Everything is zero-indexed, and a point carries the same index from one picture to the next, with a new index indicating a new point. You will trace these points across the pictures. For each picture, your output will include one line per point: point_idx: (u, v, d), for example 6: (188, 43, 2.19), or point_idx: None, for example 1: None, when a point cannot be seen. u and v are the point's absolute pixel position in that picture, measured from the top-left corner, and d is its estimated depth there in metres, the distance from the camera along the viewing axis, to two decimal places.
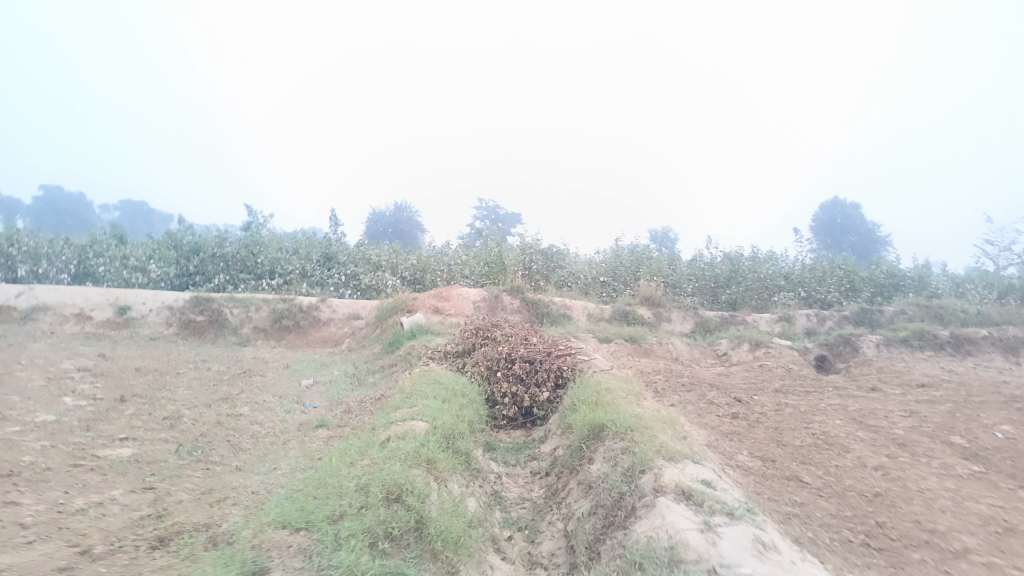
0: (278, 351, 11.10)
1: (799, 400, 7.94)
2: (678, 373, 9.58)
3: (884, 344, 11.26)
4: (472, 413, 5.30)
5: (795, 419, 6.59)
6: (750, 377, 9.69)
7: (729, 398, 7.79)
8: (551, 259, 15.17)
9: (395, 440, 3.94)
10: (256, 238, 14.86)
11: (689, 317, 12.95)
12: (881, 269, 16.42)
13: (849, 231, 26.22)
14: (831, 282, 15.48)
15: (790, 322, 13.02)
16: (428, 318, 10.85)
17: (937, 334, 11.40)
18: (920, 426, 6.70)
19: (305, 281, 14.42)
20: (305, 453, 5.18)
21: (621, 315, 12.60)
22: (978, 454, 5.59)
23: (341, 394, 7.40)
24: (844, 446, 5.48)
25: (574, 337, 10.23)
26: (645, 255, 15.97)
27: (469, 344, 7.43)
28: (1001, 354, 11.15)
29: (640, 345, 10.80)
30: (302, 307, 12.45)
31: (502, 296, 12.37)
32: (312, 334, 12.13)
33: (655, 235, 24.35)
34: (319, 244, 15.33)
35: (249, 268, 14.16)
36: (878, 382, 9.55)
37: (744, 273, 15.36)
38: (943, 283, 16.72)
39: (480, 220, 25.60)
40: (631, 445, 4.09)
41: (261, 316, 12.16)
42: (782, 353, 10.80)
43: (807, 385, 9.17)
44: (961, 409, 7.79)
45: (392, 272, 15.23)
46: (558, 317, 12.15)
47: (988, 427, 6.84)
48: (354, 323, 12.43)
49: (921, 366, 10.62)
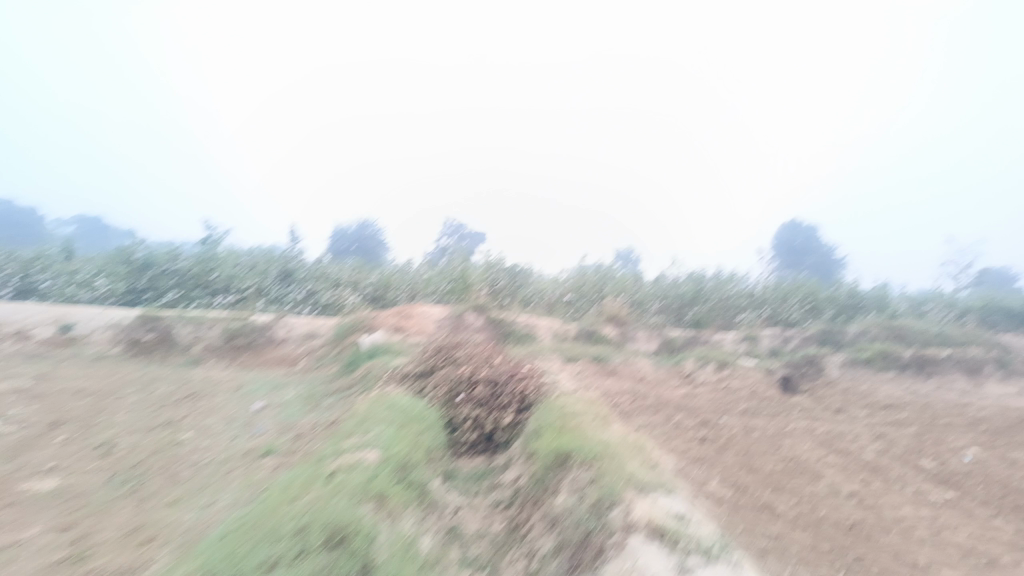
0: (230, 372, 10.63)
1: (767, 422, 7.79)
2: (644, 394, 9.38)
3: (848, 364, 11.27)
4: (430, 440, 5.00)
5: (765, 443, 6.41)
6: (716, 398, 9.54)
7: (696, 421, 7.60)
8: (516, 277, 14.95)
9: (342, 472, 3.63)
10: (211, 254, 14.32)
11: (654, 336, 12.80)
12: (843, 290, 16.55)
13: (808, 252, 26.57)
14: (794, 302, 15.54)
15: (755, 341, 12.94)
16: (388, 336, 10.51)
17: (900, 354, 11.43)
18: (890, 450, 6.57)
19: (261, 299, 13.93)
20: (247, 483, 4.82)
21: (586, 335, 12.40)
22: (950, 480, 5.46)
23: (293, 417, 7.02)
24: (816, 472, 5.29)
25: (539, 357, 9.99)
26: (611, 274, 15.86)
27: (429, 365, 7.11)
28: (962, 376, 11.21)
29: (605, 365, 10.59)
30: (257, 326, 11.99)
31: (465, 314, 12.08)
32: (267, 353, 11.67)
33: (620, 253, 24.39)
34: (278, 260, 14.88)
35: (203, 285, 13.62)
36: (844, 403, 9.48)
37: (709, 292, 15.33)
38: (903, 303, 16.94)
39: (445, 237, 25.35)
40: (599, 475, 3.83)
41: (214, 334, 11.66)
42: (747, 374, 10.70)
43: (774, 407, 9.04)
44: (927, 432, 7.72)
45: (353, 290, 14.84)
46: (523, 336, 11.90)
47: (957, 451, 6.75)
48: (312, 342, 12.01)
49: (885, 387, 10.61)
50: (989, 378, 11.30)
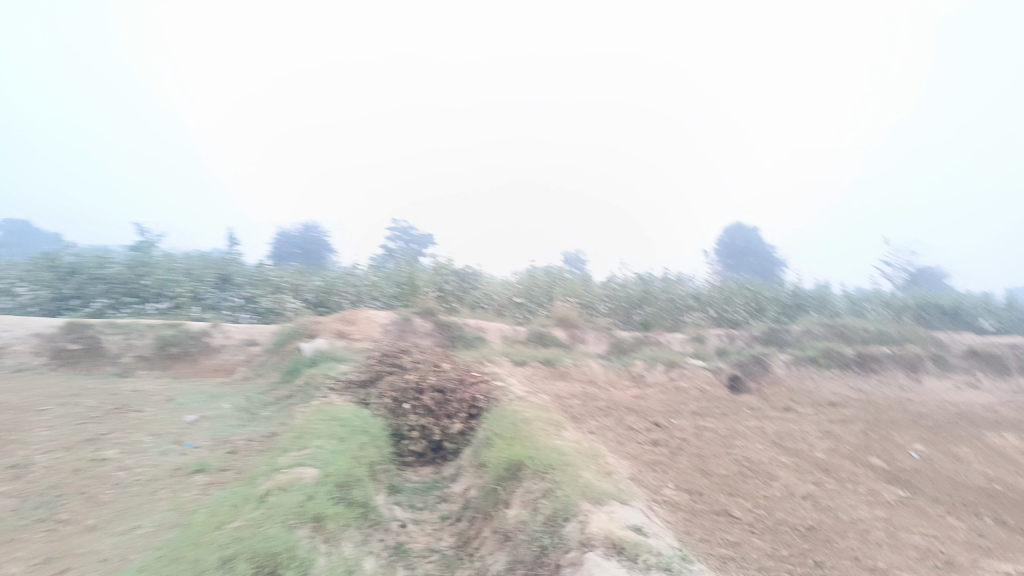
0: (163, 383, 10.08)
1: (717, 423, 7.75)
2: (595, 397, 9.27)
3: (793, 362, 11.37)
4: (374, 453, 4.73)
5: (717, 444, 6.35)
6: (667, 399, 9.50)
7: (648, 423, 7.50)
8: (464, 279, 14.71)
9: (276, 494, 3.34)
10: (143, 259, 13.66)
11: (603, 338, 12.72)
12: (786, 289, 16.85)
13: (750, 253, 27.11)
14: (739, 302, 15.74)
15: (702, 342, 12.98)
16: (332, 342, 10.15)
17: (843, 352, 11.63)
18: (839, 448, 6.60)
19: (196, 305, 13.32)
20: (175, 505, 4.47)
21: (536, 337, 12.25)
22: (900, 477, 5.48)
23: (227, 431, 6.63)
24: (770, 473, 5.23)
25: (488, 361, 9.78)
26: (559, 276, 15.77)
27: (373, 372, 6.82)
28: (902, 372, 11.49)
29: (556, 367, 10.44)
30: (192, 333, 11.43)
31: (412, 318, 11.79)
32: (203, 362, 11.13)
33: (567, 256, 24.42)
34: (215, 265, 14.27)
35: (133, 291, 12.96)
36: (791, 402, 9.56)
37: (656, 293, 15.38)
38: (842, 302, 17.37)
39: (391, 240, 24.92)
40: (554, 487, 3.64)
41: (145, 343, 11.06)
42: (696, 374, 10.71)
43: (724, 406, 9.04)
44: (873, 429, 7.82)
45: (295, 295, 14.34)
46: (472, 340, 11.68)
47: (902, 448, 6.83)
48: (251, 349, 11.53)
49: (829, 384, 10.77)
50: (926, 374, 11.61)
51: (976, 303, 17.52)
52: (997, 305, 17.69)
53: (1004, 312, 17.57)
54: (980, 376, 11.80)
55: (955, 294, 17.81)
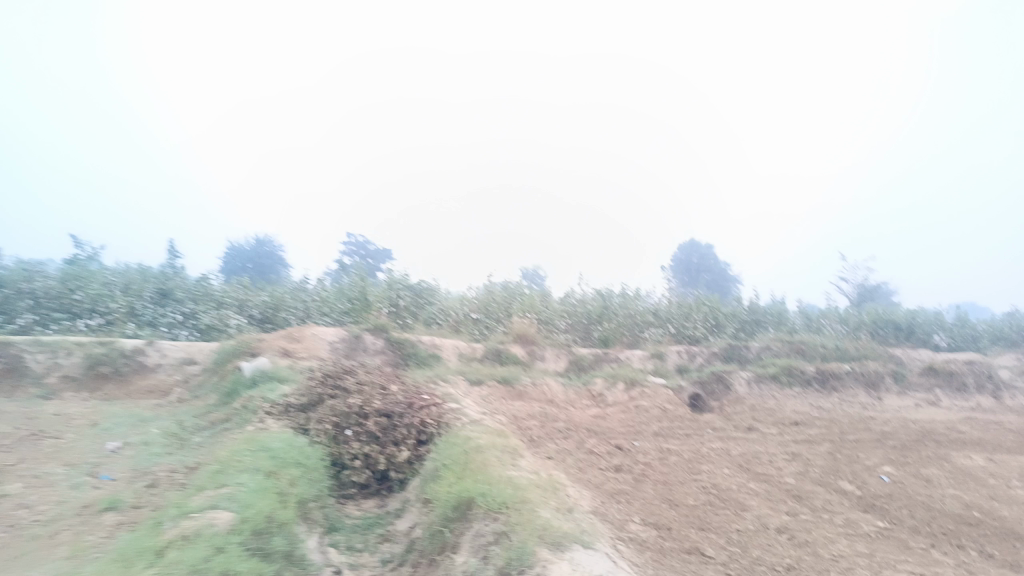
0: (90, 405, 9.31)
1: (681, 445, 7.41)
2: (554, 417, 8.85)
3: (754, 380, 11.14)
4: (307, 488, 4.22)
5: (682, 469, 5.99)
6: (628, 419, 9.14)
7: (609, 446, 7.12)
8: (419, 294, 14.18)
9: (176, 547, 2.83)
10: (76, 272, 12.82)
11: (563, 355, 12.32)
12: (744, 305, 16.76)
13: (704, 269, 27.20)
14: (697, 318, 15.57)
15: (662, 359, 12.68)
16: (275, 362, 9.56)
17: (805, 369, 11.47)
18: (808, 472, 6.32)
19: (132, 322, 12.54)
20: (74, 551, 3.89)
21: (493, 354, 11.80)
22: (874, 505, 5.21)
23: (149, 461, 6.01)
24: (741, 503, 4.89)
25: (442, 380, 9.30)
26: (518, 292, 15.37)
27: (314, 395, 6.32)
28: (862, 390, 11.39)
29: (513, 386, 10.01)
30: (124, 351, 10.67)
31: (363, 335, 11.24)
32: (136, 383, 10.39)
33: (525, 272, 24.08)
34: (154, 278, 13.48)
35: (63, 306, 12.11)
36: (754, 421, 9.31)
37: (616, 309, 15.08)
38: (799, 319, 17.37)
39: (348, 254, 24.27)
40: (507, 530, 3.20)
41: (72, 362, 10.26)
42: (657, 392, 10.40)
43: (687, 427, 8.71)
44: (840, 450, 7.59)
45: (239, 312, 13.63)
46: (426, 358, 11.17)
47: (872, 471, 6.60)
48: (188, 369, 10.81)
49: (791, 403, 10.58)
50: (887, 392, 11.53)
51: (929, 320, 17.73)
52: (949, 321, 17.91)
53: (956, 329, 17.80)
54: (938, 393, 11.78)
55: (909, 310, 18.00)
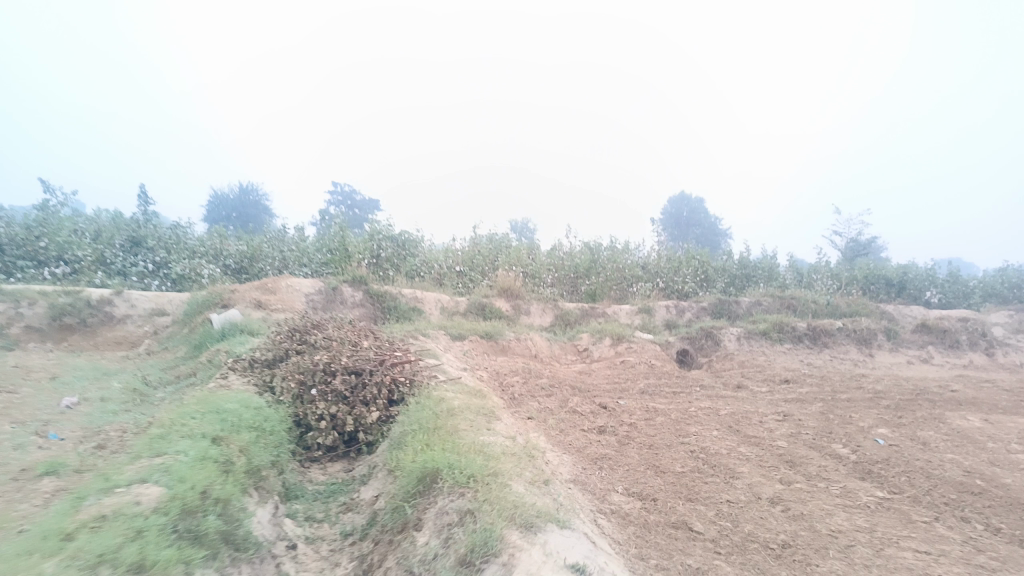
0: (53, 357, 8.88)
1: (669, 404, 7.12)
2: (537, 374, 8.53)
3: (744, 336, 10.86)
4: (261, 454, 3.87)
5: (669, 431, 5.68)
6: (614, 376, 8.86)
7: (593, 405, 6.81)
8: (401, 246, 13.71)
9: (87, 532, 2.47)
10: (41, 219, 12.25)
11: (549, 309, 11.96)
12: (734, 260, 16.42)
13: (694, 223, 26.79)
14: (687, 273, 15.24)
15: (651, 314, 12.36)
16: (247, 315, 9.16)
17: (796, 326, 11.20)
18: (800, 435, 6.03)
19: (101, 271, 12.04)
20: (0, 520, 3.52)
21: (476, 308, 11.43)
22: (871, 471, 4.93)
23: (104, 419, 5.62)
24: (731, 470, 4.59)
25: (421, 335, 8.94)
26: (504, 244, 14.93)
27: (281, 350, 5.94)
28: (854, 346, 11.15)
29: (496, 342, 9.68)
30: (90, 302, 10.19)
31: (341, 287, 10.82)
32: (103, 334, 9.94)
33: (515, 225, 23.60)
34: (126, 227, 12.93)
35: (28, 254, 11.57)
36: (743, 378, 9.05)
37: (604, 263, 14.70)
38: (790, 275, 17.07)
39: (334, 204, 23.64)
40: (473, 509, 2.85)
41: (36, 313, 9.79)
42: (644, 348, 10.11)
43: (675, 384, 8.42)
44: (832, 409, 7.33)
45: (213, 262, 13.13)
46: (407, 311, 10.77)
47: (866, 433, 6.33)
48: (158, 320, 10.37)
49: (782, 359, 10.32)
50: (878, 349, 11.31)
51: (920, 276, 17.51)
52: (941, 277, 17.70)
53: (948, 285, 17.59)
54: (931, 351, 11.57)
55: (900, 266, 17.76)
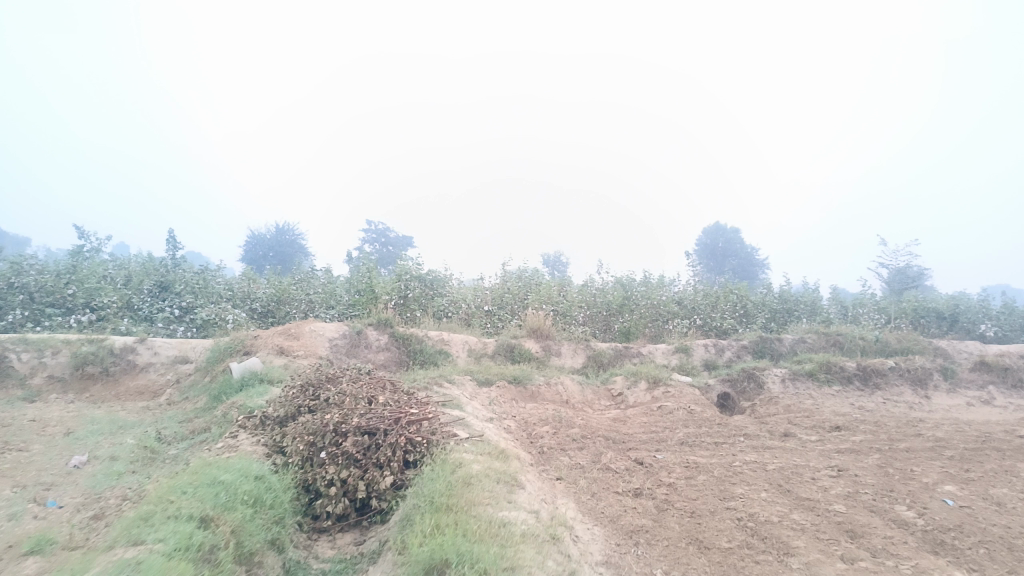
0: (73, 409, 8.71)
1: (709, 457, 6.61)
2: (568, 423, 8.07)
3: (789, 378, 10.27)
4: (258, 533, 3.53)
5: (712, 493, 5.18)
6: (650, 424, 8.35)
7: (628, 460, 6.32)
8: (430, 286, 13.40)
9: None
10: (72, 265, 12.27)
11: (580, 351, 11.49)
12: (775, 294, 15.78)
13: (730, 254, 26.15)
14: (725, 308, 14.67)
15: (688, 353, 11.80)
16: (268, 362, 8.90)
17: (845, 366, 10.56)
18: (858, 495, 5.47)
19: (127, 317, 11.93)
20: None
21: (505, 351, 11.03)
22: (945, 544, 4.35)
23: (107, 482, 5.31)
24: (785, 546, 4.06)
25: (447, 382, 8.55)
26: (535, 281, 14.56)
27: (293, 405, 5.59)
28: (909, 388, 10.46)
29: (525, 387, 9.24)
30: (113, 350, 10.07)
31: (366, 331, 10.52)
32: (126, 384, 9.79)
33: (547, 258, 23.26)
34: (155, 271, 12.91)
35: (57, 301, 11.58)
36: (789, 425, 8.46)
37: (638, 300, 14.19)
38: (834, 308, 16.35)
39: (367, 242, 23.56)
40: None
41: (59, 362, 9.68)
42: (682, 392, 9.58)
43: (716, 433, 7.88)
44: (891, 462, 6.72)
45: (240, 306, 12.96)
46: (433, 355, 10.45)
47: (932, 492, 5.73)
48: (181, 368, 10.17)
49: (830, 403, 9.69)
50: (935, 390, 10.60)
51: (973, 308, 16.68)
52: (997, 309, 16.80)
53: (1004, 317, 16.69)
54: (992, 391, 10.83)
55: (951, 298, 16.94)
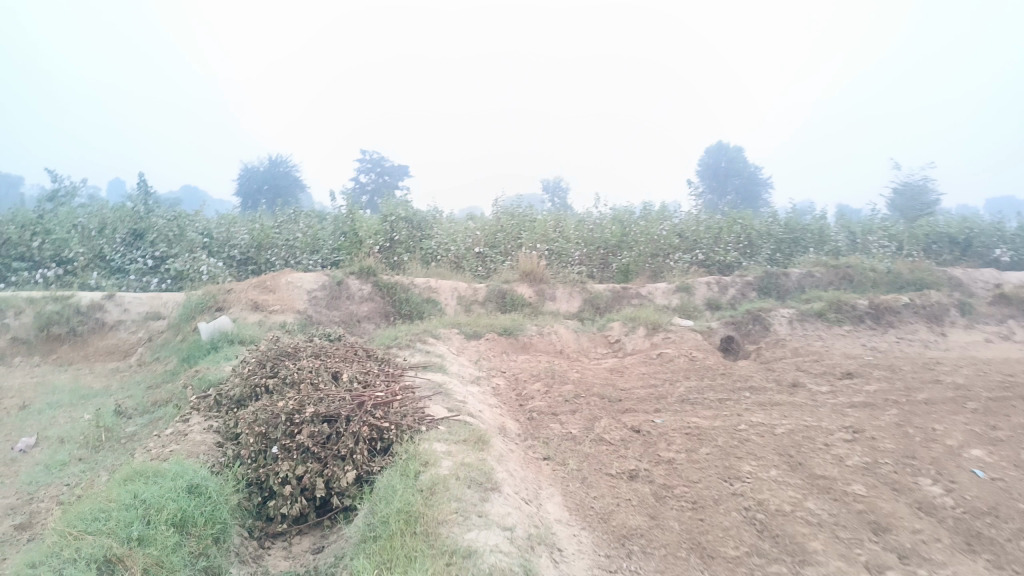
0: (38, 376, 8.19)
1: (712, 420, 6.08)
2: (562, 378, 7.52)
3: (797, 319, 9.69)
4: None
5: (716, 471, 4.67)
6: (648, 376, 7.82)
7: (624, 428, 5.77)
8: (417, 227, 12.67)
9: None
10: (38, 215, 11.54)
11: (576, 293, 10.86)
12: (781, 222, 15.02)
13: (733, 175, 25.17)
14: (728, 240, 13.98)
15: (690, 292, 11.18)
16: (240, 320, 8.30)
17: (856, 304, 9.96)
18: (877, 466, 4.96)
19: (98, 269, 11.26)
20: None
21: (496, 297, 10.43)
22: (980, 537, 3.85)
23: (46, 477, 4.77)
24: (801, 552, 3.60)
25: (431, 337, 7.97)
26: (529, 216, 13.80)
27: (249, 383, 5.02)
28: (924, 325, 9.91)
29: (516, 338, 8.68)
30: (80, 308, 9.46)
31: (347, 280, 9.88)
32: (94, 344, 9.23)
33: (546, 185, 22.33)
34: (129, 218, 12.17)
35: (23, 255, 10.90)
36: (798, 373, 7.93)
37: (636, 235, 13.45)
38: (842, 235, 15.60)
39: (362, 173, 22.58)
40: None
41: (22, 323, 9.10)
42: (683, 338, 9.01)
43: (719, 386, 7.34)
44: (910, 419, 6.19)
45: (218, 254, 12.26)
46: (420, 305, 9.89)
47: (959, 459, 5.20)
48: (153, 325, 9.58)
49: (841, 344, 9.15)
50: (951, 327, 10.05)
51: (988, 231, 15.98)
52: (1013, 231, 16.13)
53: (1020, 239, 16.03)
54: (1011, 325, 10.28)
55: (965, 221, 16.22)
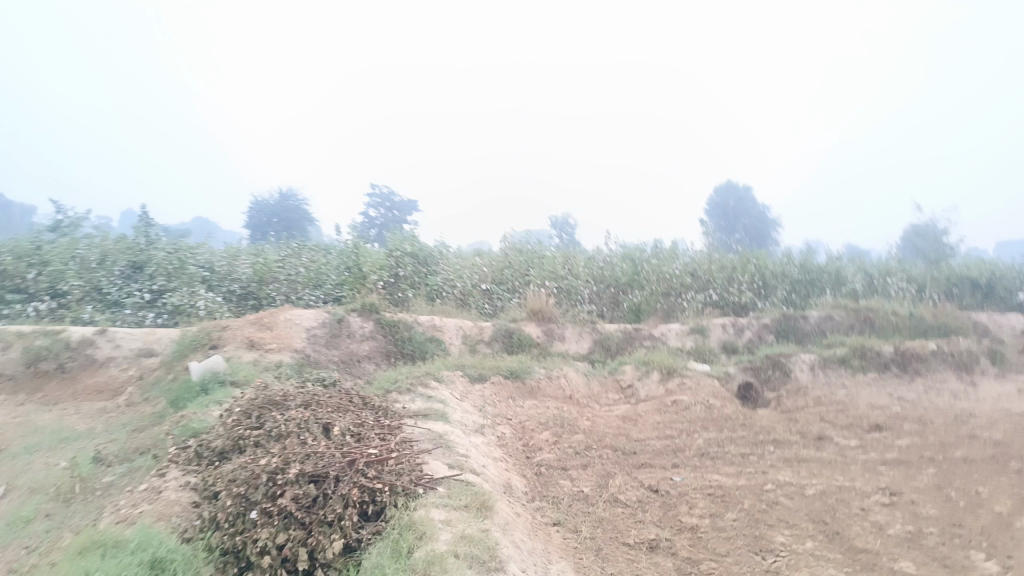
0: (21, 415, 7.79)
1: (736, 478, 5.61)
2: (572, 426, 7.06)
3: (819, 365, 9.23)
4: None
5: (746, 542, 4.20)
6: (663, 425, 7.36)
7: (641, 487, 5.30)
8: (423, 263, 12.30)
9: None
10: (35, 245, 11.26)
11: (586, 334, 10.44)
12: (796, 262, 14.61)
13: (741, 214, 24.82)
14: (743, 280, 13.58)
15: (705, 334, 10.74)
16: (234, 359, 7.89)
17: (881, 351, 9.49)
18: (923, 537, 4.49)
19: (93, 303, 10.92)
20: None
21: (503, 337, 10.03)
22: None
23: (6, 537, 4.34)
24: None
25: (434, 380, 7.54)
26: (539, 253, 13.45)
27: (232, 435, 4.60)
28: (953, 374, 9.43)
29: (524, 382, 8.24)
30: (69, 343, 9.08)
31: (348, 318, 9.48)
32: (83, 382, 8.83)
33: (554, 221, 22.08)
34: (129, 250, 11.86)
35: (17, 287, 10.60)
36: (824, 424, 7.45)
37: (648, 274, 13.05)
38: (860, 276, 15.17)
39: (371, 207, 22.38)
40: None
41: (9, 358, 8.72)
42: (700, 384, 8.55)
43: (740, 438, 6.87)
44: (950, 481, 5.70)
45: (218, 288, 11.92)
46: (423, 345, 9.51)
47: (1012, 529, 4.72)
48: (146, 362, 9.18)
49: (866, 393, 8.67)
50: (982, 377, 9.56)
51: (1010, 275, 15.54)
52: None
53: None
54: None
55: (986, 264, 15.77)
